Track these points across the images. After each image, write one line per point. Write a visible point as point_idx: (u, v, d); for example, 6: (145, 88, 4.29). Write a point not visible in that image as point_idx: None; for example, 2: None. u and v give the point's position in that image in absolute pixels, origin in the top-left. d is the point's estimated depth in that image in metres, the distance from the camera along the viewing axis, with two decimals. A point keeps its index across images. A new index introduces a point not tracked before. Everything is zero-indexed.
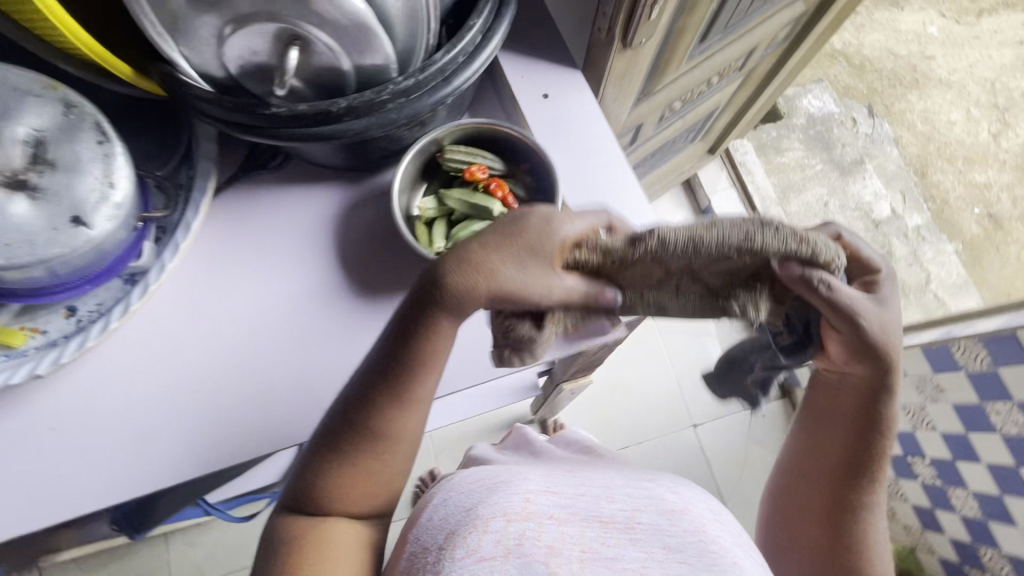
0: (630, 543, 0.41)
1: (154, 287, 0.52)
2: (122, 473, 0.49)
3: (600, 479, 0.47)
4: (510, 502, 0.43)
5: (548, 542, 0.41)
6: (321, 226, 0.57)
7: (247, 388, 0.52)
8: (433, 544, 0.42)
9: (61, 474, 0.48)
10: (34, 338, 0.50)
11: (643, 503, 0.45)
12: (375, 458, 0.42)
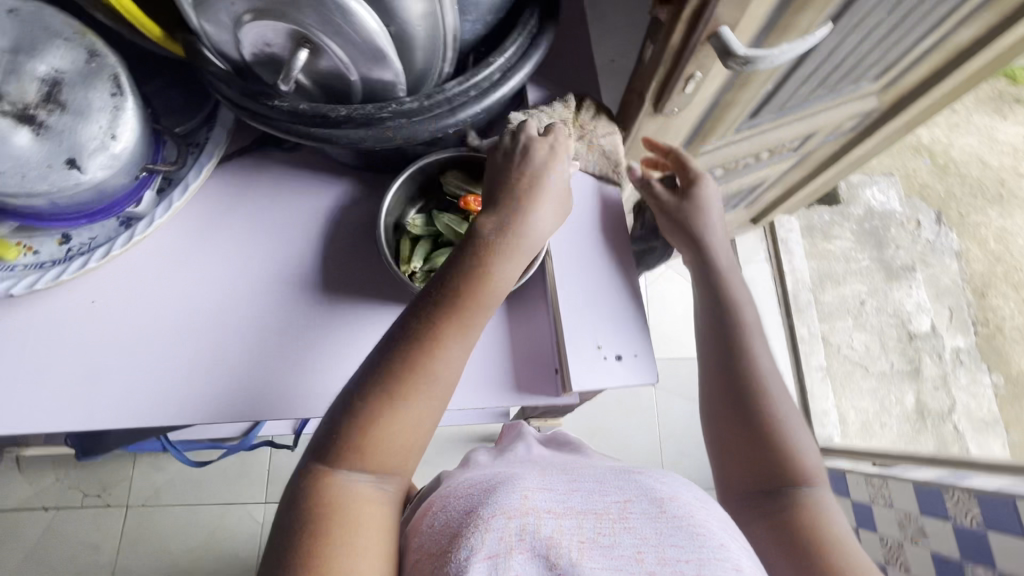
0: (625, 529, 0.35)
1: (138, 239, 0.54)
2: (66, 404, 0.50)
3: (598, 477, 0.41)
4: (506, 498, 0.37)
5: (548, 535, 0.34)
6: (315, 214, 0.58)
7: (201, 357, 0.53)
8: (433, 551, 0.36)
9: (12, 390, 0.50)
10: (25, 255, 0.53)
11: (633, 492, 0.38)
12: (417, 408, 0.42)
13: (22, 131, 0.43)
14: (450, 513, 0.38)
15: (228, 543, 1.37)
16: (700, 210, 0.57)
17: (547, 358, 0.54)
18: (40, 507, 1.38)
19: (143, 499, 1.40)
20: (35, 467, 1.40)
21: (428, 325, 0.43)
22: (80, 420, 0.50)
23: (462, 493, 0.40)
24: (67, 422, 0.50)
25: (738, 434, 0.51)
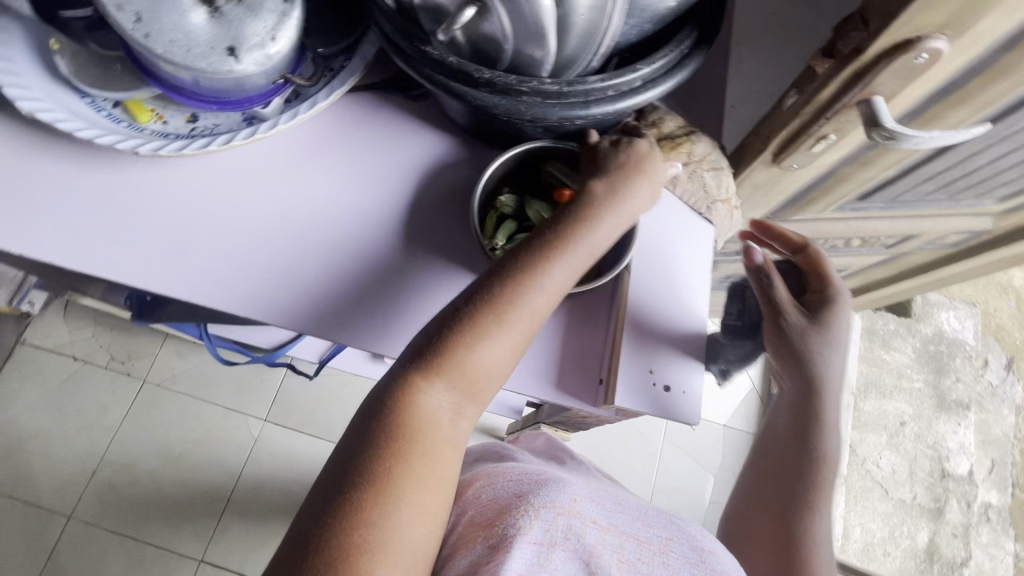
0: (658, 560, 0.52)
1: (259, 136, 0.57)
2: (148, 264, 0.54)
3: (639, 509, 0.58)
4: (561, 497, 0.53)
5: (590, 542, 0.51)
6: (418, 164, 0.60)
7: (276, 262, 0.55)
8: (501, 513, 0.52)
9: (108, 237, 0.54)
10: (154, 122, 0.58)
11: (675, 535, 0.55)
12: (509, 340, 0.45)
13: (199, 10, 0.46)
14: (515, 495, 0.53)
15: (221, 444, 1.45)
16: (825, 343, 0.59)
17: (595, 368, 0.54)
18: (72, 356, 1.49)
19: (160, 378, 1.49)
20: (80, 318, 1.51)
21: (536, 265, 0.46)
22: (155, 281, 0.54)
23: (529, 481, 0.56)
24: (145, 281, 0.53)
25: (776, 524, 0.60)
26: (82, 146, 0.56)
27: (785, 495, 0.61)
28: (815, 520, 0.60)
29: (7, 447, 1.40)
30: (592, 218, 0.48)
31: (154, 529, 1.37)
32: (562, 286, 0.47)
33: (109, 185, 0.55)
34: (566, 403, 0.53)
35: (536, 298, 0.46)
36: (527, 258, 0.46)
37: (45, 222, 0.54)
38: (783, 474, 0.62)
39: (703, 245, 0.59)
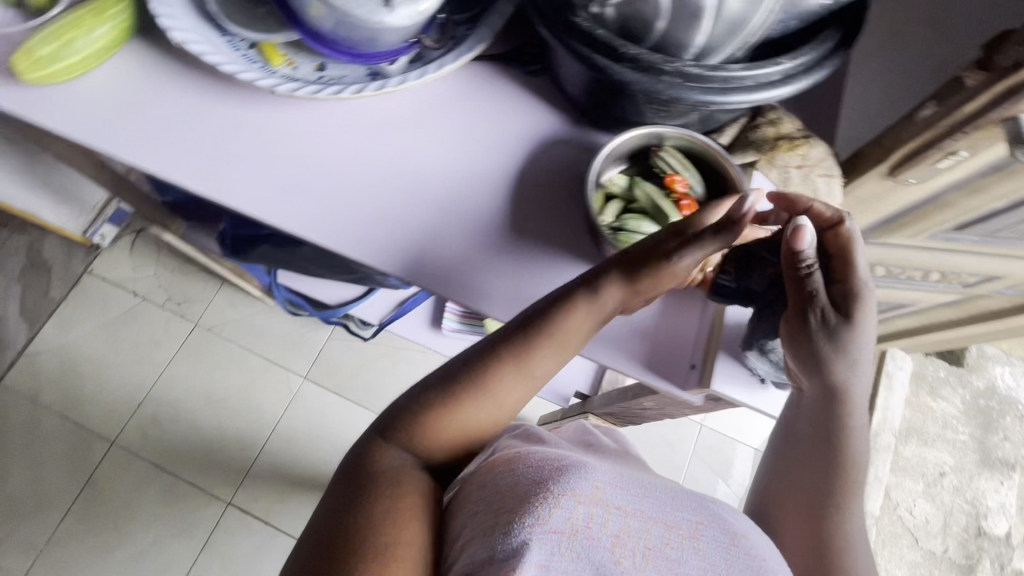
0: (693, 549, 0.44)
1: (384, 90, 0.59)
2: (270, 198, 0.57)
3: (664, 489, 0.49)
4: (581, 484, 0.44)
5: (615, 532, 0.43)
6: (528, 136, 0.61)
7: (386, 210, 0.58)
8: (511, 502, 0.43)
9: (237, 169, 0.58)
10: (285, 66, 0.61)
11: (707, 519, 0.47)
12: (468, 404, 0.52)
13: None
14: (529, 479, 0.44)
15: (261, 395, 1.49)
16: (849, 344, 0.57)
17: (686, 355, 0.65)
18: (132, 291, 1.55)
19: (211, 324, 1.54)
20: (143, 257, 1.58)
21: (496, 344, 0.54)
22: (273, 211, 0.57)
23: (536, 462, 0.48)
24: (264, 211, 0.57)
25: (802, 524, 0.59)
26: (222, 81, 0.61)
27: (813, 493, 0.59)
28: (846, 515, 0.58)
29: (62, 369, 1.46)
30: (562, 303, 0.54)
31: (187, 466, 1.42)
32: (521, 363, 0.53)
33: (243, 120, 0.59)
34: (657, 385, 0.65)
35: (493, 372, 0.52)
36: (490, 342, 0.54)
37: (184, 147, 0.58)
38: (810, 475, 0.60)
39: None
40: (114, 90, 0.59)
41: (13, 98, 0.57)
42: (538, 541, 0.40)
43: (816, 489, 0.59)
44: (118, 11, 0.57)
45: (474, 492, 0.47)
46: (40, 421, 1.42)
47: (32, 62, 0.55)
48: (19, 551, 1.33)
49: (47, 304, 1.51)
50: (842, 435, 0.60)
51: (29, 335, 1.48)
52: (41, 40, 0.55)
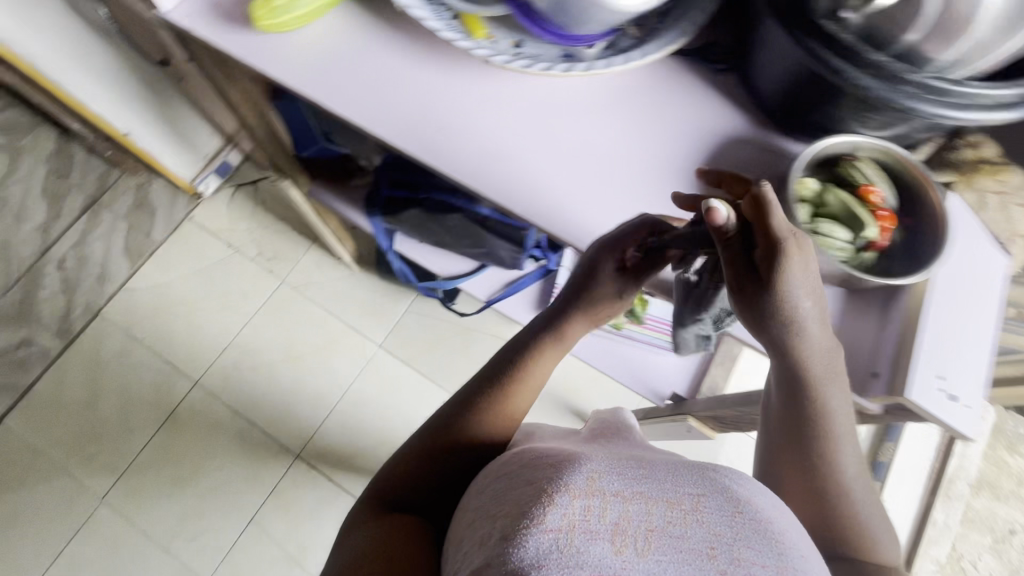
0: (697, 522, 0.44)
1: (578, 70, 0.61)
2: (467, 163, 0.61)
3: (664, 469, 0.49)
4: (576, 479, 0.45)
5: (615, 519, 0.43)
6: (712, 130, 0.63)
7: (572, 189, 0.61)
8: (514, 508, 0.45)
9: (437, 131, 0.61)
10: (484, 38, 0.63)
11: (709, 489, 0.47)
12: (445, 446, 0.60)
13: None
14: (523, 486, 0.47)
15: (337, 358, 1.54)
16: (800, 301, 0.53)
17: (864, 361, 0.63)
18: (227, 243, 1.61)
19: (296, 283, 1.60)
20: (240, 211, 1.64)
21: (466, 395, 0.63)
22: (469, 177, 0.60)
23: (537, 463, 0.51)
24: (462, 176, 0.61)
25: (797, 489, 0.63)
26: (427, 46, 0.64)
27: (798, 460, 0.63)
28: (835, 466, 0.62)
29: (157, 308, 1.54)
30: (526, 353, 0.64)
31: (263, 415, 1.48)
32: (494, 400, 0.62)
33: (443, 85, 0.62)
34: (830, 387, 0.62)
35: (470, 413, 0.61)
36: (459, 398, 0.64)
37: (390, 106, 0.62)
38: (794, 433, 0.63)
39: (990, 267, 0.66)
40: (329, 46, 0.63)
41: (244, 43, 0.62)
42: (537, 542, 0.41)
43: (797, 453, 0.63)
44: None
45: (474, 510, 0.50)
46: (132, 354, 1.50)
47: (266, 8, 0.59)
48: (103, 473, 1.41)
49: (149, 245, 1.59)
50: (814, 407, 0.60)
51: (130, 273, 1.56)
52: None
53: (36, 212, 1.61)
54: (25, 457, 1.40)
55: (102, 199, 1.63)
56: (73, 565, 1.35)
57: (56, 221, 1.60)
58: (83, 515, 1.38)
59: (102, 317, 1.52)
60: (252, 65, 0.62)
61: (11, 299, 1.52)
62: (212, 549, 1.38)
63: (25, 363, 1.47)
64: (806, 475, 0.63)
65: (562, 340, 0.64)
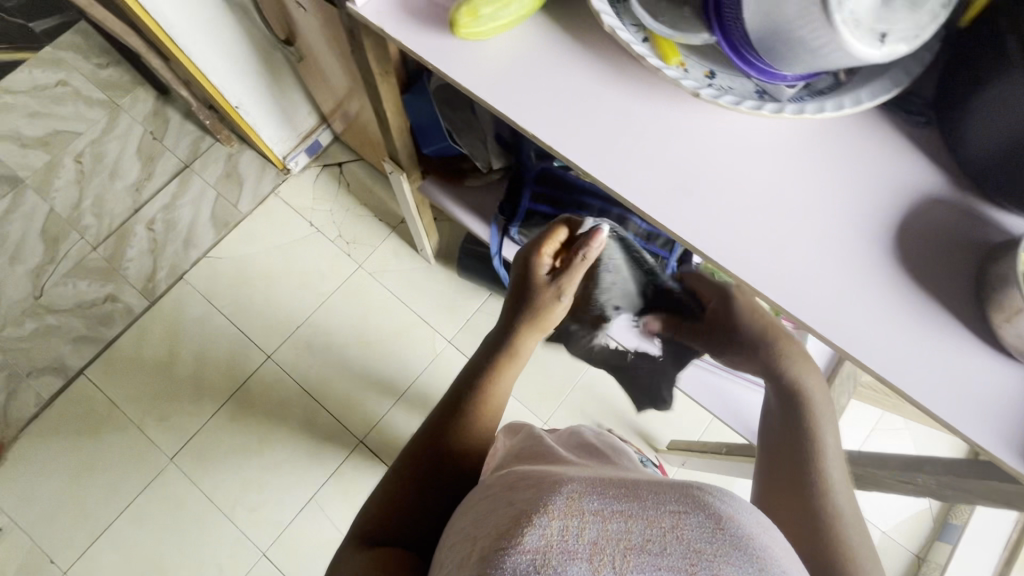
0: (677, 538, 0.38)
1: (778, 112, 0.58)
2: (654, 192, 0.59)
3: (648, 487, 0.43)
4: (557, 501, 0.41)
5: (593, 539, 0.38)
6: (912, 186, 0.59)
7: (760, 233, 0.58)
8: (495, 530, 0.41)
9: (625, 157, 0.60)
10: (678, 66, 0.61)
11: (690, 507, 0.40)
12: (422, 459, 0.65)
13: None
14: (504, 508, 0.44)
15: (407, 348, 1.54)
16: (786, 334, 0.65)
17: None
18: (309, 221, 1.63)
19: (373, 269, 1.60)
20: (324, 191, 1.65)
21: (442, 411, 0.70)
22: (654, 207, 0.59)
23: (521, 486, 0.49)
24: (647, 204, 0.59)
25: (785, 487, 0.65)
26: (617, 66, 0.62)
27: (788, 484, 0.65)
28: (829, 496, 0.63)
29: (237, 278, 1.56)
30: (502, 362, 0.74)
31: (330, 396, 1.50)
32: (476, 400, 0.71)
33: (632, 110, 0.61)
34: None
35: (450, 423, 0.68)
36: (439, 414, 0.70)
37: (576, 126, 0.60)
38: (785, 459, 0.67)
39: None
40: (518, 60, 0.62)
41: (432, 44, 0.62)
42: (511, 564, 0.37)
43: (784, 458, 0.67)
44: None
45: (461, 530, 0.48)
46: (211, 321, 1.52)
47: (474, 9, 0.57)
48: (174, 434, 1.45)
49: (235, 215, 1.61)
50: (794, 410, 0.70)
51: (214, 240, 1.58)
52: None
53: (130, 170, 1.64)
54: (103, 408, 1.45)
55: (193, 164, 1.65)
56: (138, 519, 1.39)
57: (148, 182, 1.64)
58: (152, 472, 1.42)
59: (184, 281, 1.55)
60: (439, 69, 0.62)
61: (101, 254, 1.56)
62: (271, 522, 1.40)
63: (110, 318, 1.51)
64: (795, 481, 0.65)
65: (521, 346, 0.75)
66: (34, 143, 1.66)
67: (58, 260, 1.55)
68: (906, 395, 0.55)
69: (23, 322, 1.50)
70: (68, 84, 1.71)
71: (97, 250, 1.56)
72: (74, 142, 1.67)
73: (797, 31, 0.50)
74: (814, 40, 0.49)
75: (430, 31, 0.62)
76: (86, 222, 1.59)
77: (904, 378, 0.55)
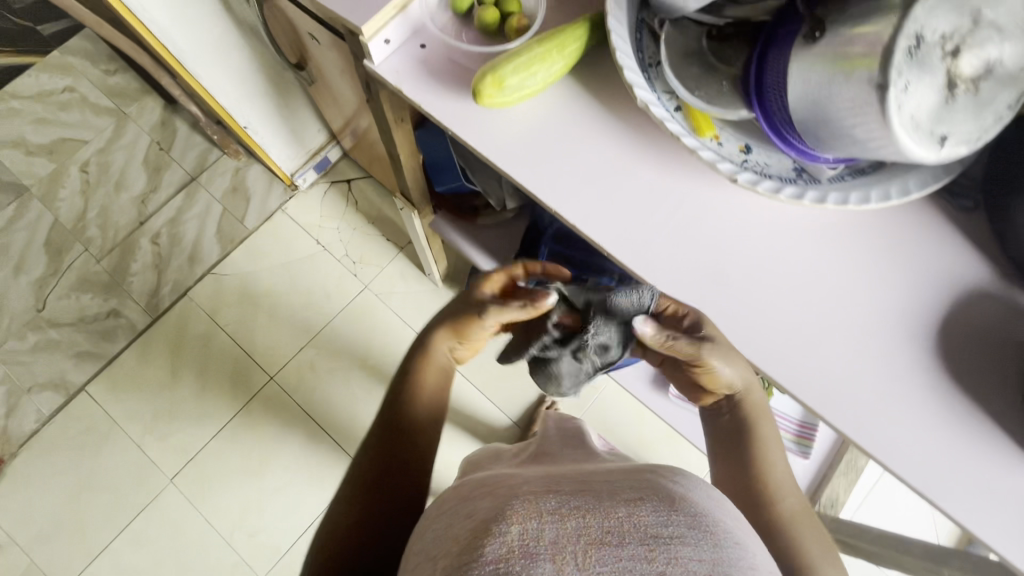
0: (635, 526, 0.39)
1: (817, 199, 0.55)
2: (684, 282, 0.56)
3: (604, 487, 0.45)
4: (517, 508, 0.42)
5: (552, 539, 0.38)
6: (957, 279, 0.56)
7: (796, 330, 0.55)
8: (456, 545, 0.41)
9: (654, 241, 0.57)
10: (712, 139, 0.57)
11: (645, 498, 0.42)
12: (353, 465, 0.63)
13: (943, 92, 0.43)
14: (460, 519, 0.44)
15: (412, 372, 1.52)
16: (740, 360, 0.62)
17: None
18: (316, 239, 1.60)
19: (379, 290, 1.57)
20: (332, 208, 1.62)
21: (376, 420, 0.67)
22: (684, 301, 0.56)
23: (477, 494, 0.49)
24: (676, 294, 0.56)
25: (740, 488, 0.65)
26: (647, 137, 0.59)
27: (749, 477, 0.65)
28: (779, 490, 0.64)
29: (241, 296, 1.54)
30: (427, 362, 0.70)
31: (332, 421, 1.47)
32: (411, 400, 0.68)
33: (659, 188, 0.58)
34: None
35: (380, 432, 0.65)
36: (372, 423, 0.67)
37: (602, 205, 0.57)
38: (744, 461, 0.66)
39: None
40: (541, 127, 0.59)
41: (448, 107, 0.59)
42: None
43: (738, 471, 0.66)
44: (578, 29, 0.57)
45: (423, 545, 0.45)
46: (214, 339, 1.50)
47: (505, 77, 0.54)
48: (174, 454, 1.43)
49: (240, 231, 1.58)
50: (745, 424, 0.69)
51: (219, 257, 1.56)
52: (513, 56, 0.55)
53: (136, 182, 1.62)
54: (103, 426, 1.43)
55: (199, 177, 1.63)
56: (138, 540, 1.38)
57: (154, 194, 1.61)
58: (151, 492, 1.40)
59: (188, 298, 1.52)
60: (458, 136, 0.59)
61: (105, 266, 1.54)
62: (269, 547, 1.38)
63: (113, 333, 1.49)
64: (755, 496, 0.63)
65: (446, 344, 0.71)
66: (40, 150, 1.63)
67: (61, 272, 1.53)
68: (947, 513, 0.52)
69: (25, 336, 1.48)
70: (75, 90, 1.68)
71: (100, 263, 1.54)
72: (81, 150, 1.64)
73: (846, 124, 0.46)
74: (866, 134, 0.45)
75: (450, 93, 0.59)
76: (90, 233, 1.57)
77: (946, 497, 0.52)
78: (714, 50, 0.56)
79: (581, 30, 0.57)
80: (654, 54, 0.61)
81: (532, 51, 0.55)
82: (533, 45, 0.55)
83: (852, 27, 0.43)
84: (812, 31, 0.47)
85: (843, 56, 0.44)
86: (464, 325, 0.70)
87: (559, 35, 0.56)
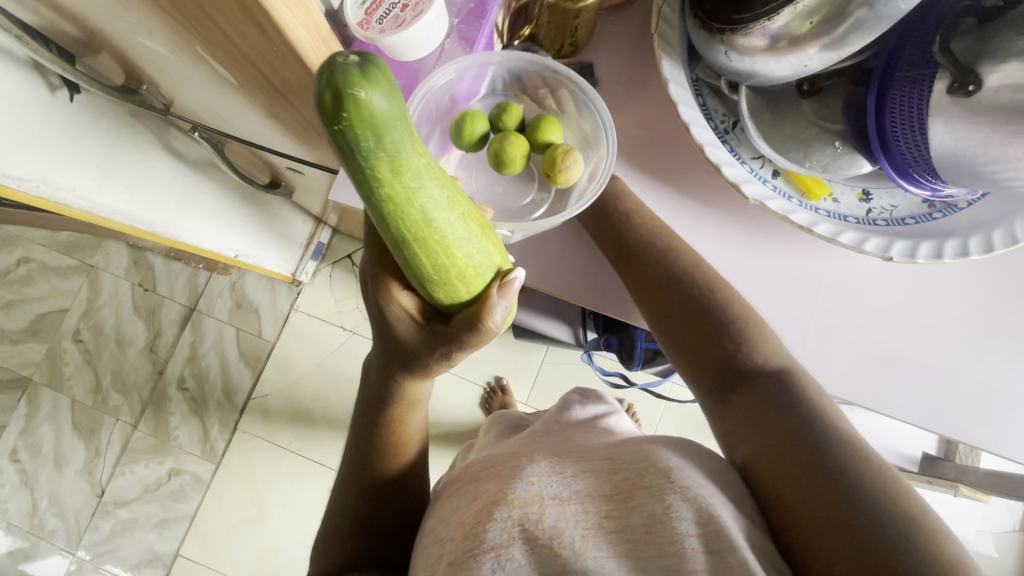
0: (631, 506, 0.40)
1: (974, 243, 0.46)
2: (859, 385, 0.50)
3: (605, 453, 0.45)
4: (517, 488, 0.43)
5: (552, 523, 0.40)
6: None
7: (989, 388, 0.49)
8: (463, 528, 0.42)
9: (804, 345, 0.51)
10: (828, 200, 0.50)
11: (644, 466, 0.42)
12: (363, 497, 0.55)
13: None
14: (467, 502, 0.45)
15: (466, 420, 1.31)
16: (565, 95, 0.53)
17: None
18: (340, 326, 1.50)
19: None
20: (344, 288, 1.52)
21: (370, 448, 0.55)
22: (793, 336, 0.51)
23: (486, 475, 0.47)
24: (847, 390, 0.50)
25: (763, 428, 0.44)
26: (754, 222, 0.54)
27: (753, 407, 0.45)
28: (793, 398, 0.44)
29: (292, 410, 1.47)
30: (408, 398, 0.52)
31: None
32: (415, 421, 0.55)
33: (781, 274, 0.53)
34: None
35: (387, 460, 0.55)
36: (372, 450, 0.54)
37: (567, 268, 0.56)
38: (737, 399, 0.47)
39: None
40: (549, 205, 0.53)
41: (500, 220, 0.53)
42: (482, 564, 0.39)
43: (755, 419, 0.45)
44: (399, 138, 0.30)
45: (439, 510, 0.48)
46: (283, 462, 1.45)
47: (480, 291, 0.40)
48: None
49: (263, 346, 1.50)
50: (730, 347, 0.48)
51: (253, 380, 1.48)
52: (437, 278, 0.38)
53: (137, 332, 1.52)
54: None
55: (199, 306, 1.52)
56: None
57: (160, 338, 1.51)
58: None
59: (241, 431, 1.46)
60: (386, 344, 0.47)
61: (145, 430, 1.47)
62: None
63: (182, 492, 1.43)
64: (803, 478, 0.40)
65: (419, 379, 0.49)
66: (23, 336, 1.52)
67: (105, 451, 1.46)
68: None
69: (98, 525, 1.43)
70: (31, 260, 1.53)
71: (139, 427, 1.47)
72: (66, 320, 1.53)
73: (996, 182, 0.43)
74: (1018, 185, 0.42)
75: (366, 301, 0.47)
76: (115, 402, 1.48)
77: None
78: (809, 108, 0.48)
79: (381, 108, 0.29)
80: (724, 114, 0.51)
81: (436, 278, 0.38)
82: (420, 272, 0.37)
83: (1013, 85, 0.38)
84: (963, 83, 0.39)
85: (1008, 119, 0.39)
86: (422, 369, 0.47)
87: (425, 150, 0.32)
